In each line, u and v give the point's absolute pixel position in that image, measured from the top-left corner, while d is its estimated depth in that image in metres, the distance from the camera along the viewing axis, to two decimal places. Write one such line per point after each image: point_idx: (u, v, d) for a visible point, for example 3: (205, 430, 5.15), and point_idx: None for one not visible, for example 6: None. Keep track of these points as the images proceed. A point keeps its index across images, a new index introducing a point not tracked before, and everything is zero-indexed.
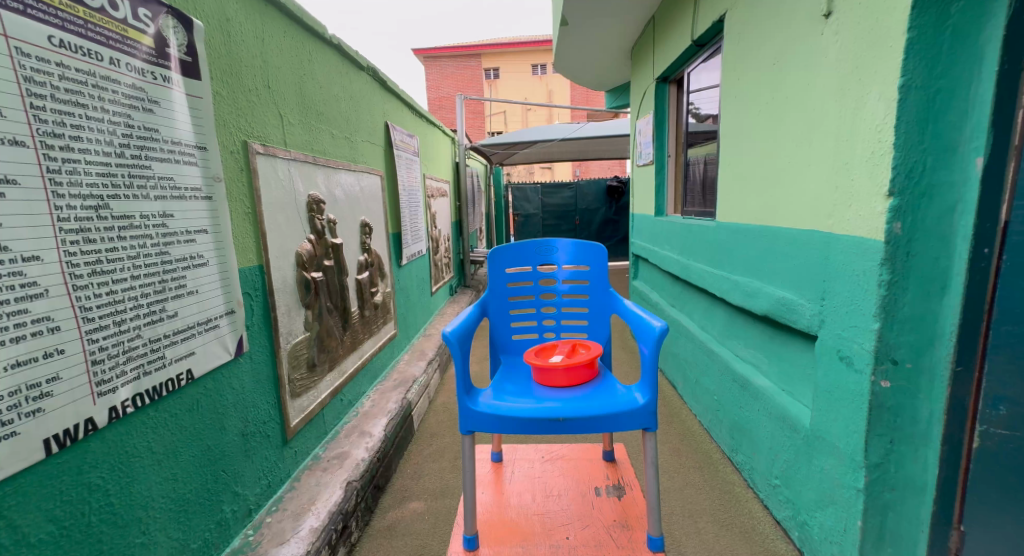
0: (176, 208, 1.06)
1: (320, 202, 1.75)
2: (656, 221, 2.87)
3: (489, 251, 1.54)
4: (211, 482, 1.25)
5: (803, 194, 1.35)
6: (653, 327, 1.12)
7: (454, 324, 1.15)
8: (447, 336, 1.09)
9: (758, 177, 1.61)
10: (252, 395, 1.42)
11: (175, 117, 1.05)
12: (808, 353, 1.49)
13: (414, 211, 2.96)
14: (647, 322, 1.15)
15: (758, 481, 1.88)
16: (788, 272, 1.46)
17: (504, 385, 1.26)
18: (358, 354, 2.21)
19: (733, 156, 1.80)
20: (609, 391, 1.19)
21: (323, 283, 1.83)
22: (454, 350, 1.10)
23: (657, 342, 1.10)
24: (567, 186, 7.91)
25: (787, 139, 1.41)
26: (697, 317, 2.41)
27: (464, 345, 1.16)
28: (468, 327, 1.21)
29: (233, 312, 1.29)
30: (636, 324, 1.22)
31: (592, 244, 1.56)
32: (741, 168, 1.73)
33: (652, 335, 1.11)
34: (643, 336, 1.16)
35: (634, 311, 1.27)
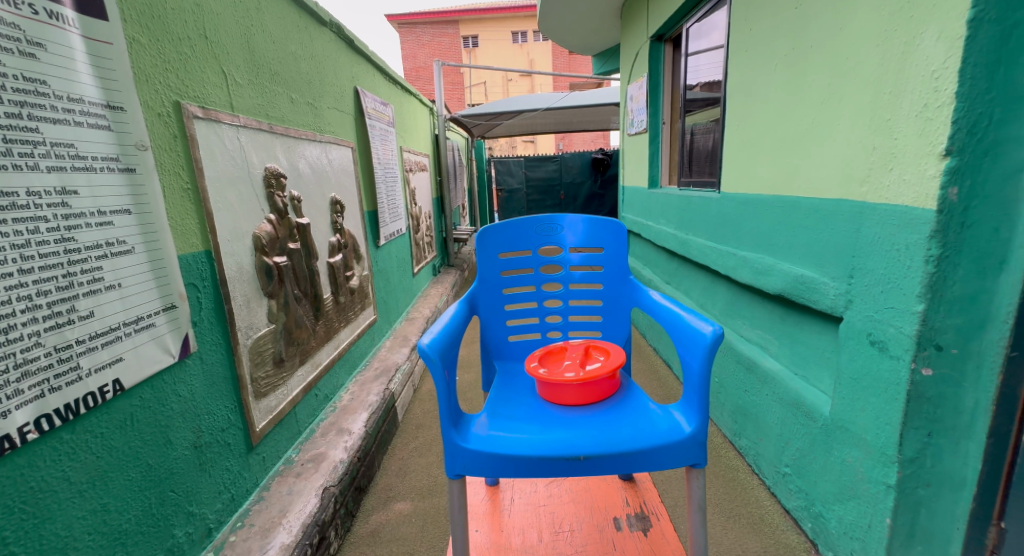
0: (83, 182, 0.87)
1: (280, 176, 1.53)
2: (650, 194, 2.71)
3: (479, 230, 1.37)
4: (155, 506, 1.12)
5: (828, 157, 1.19)
6: (702, 333, 0.95)
7: (435, 336, 0.97)
8: (426, 350, 0.91)
9: (771, 141, 1.44)
10: (204, 401, 1.27)
11: (72, 67, 0.84)
12: (828, 335, 1.34)
13: (392, 187, 2.75)
14: (692, 326, 0.98)
15: (764, 468, 1.77)
16: (808, 246, 1.30)
17: (507, 406, 1.10)
18: (333, 345, 2.02)
19: (741, 118, 1.62)
20: (640, 413, 1.02)
21: (289, 268, 1.63)
22: (437, 368, 0.92)
23: (705, 351, 0.93)
24: (551, 159, 7.68)
25: (811, 95, 1.24)
26: (696, 295, 2.26)
27: (449, 360, 0.97)
28: (453, 337, 1.03)
29: (172, 308, 1.11)
30: (671, 328, 1.05)
31: (608, 222, 1.39)
32: (750, 132, 1.56)
33: (700, 343, 0.94)
34: (687, 344, 0.98)
35: (668, 310, 1.09)
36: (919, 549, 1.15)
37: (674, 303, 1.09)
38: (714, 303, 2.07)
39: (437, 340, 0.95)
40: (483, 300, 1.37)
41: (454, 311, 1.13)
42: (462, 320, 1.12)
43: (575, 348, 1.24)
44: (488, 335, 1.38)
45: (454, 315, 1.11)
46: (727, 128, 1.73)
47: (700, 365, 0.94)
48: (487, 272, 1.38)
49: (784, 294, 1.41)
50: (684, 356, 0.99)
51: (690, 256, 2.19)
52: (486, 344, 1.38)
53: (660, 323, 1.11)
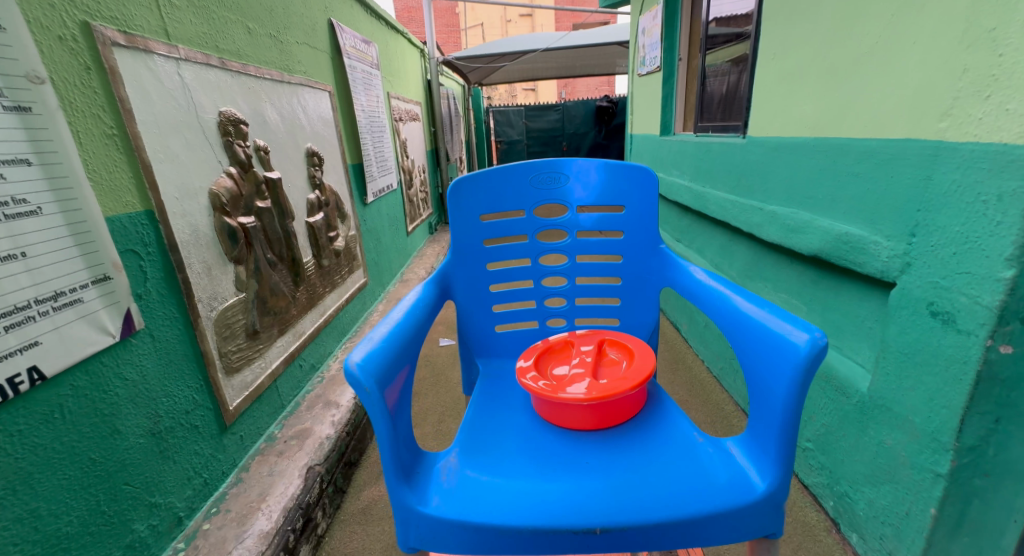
0: None
1: (238, 121, 1.32)
2: (663, 142, 2.47)
3: (453, 182, 1.18)
4: (107, 503, 1.00)
5: (895, 87, 0.98)
6: (791, 342, 0.74)
7: (371, 352, 0.76)
8: (354, 373, 0.71)
9: (818, 72, 1.22)
10: (160, 382, 1.12)
11: None
12: (875, 301, 1.15)
13: (379, 138, 2.52)
14: (775, 332, 0.77)
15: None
16: (857, 199, 1.11)
17: (493, 436, 0.93)
18: (318, 312, 1.86)
19: (779, 46, 1.39)
20: (695, 456, 0.84)
21: (257, 230, 1.43)
22: (370, 397, 0.72)
23: (797, 369, 0.72)
24: (553, 107, 7.30)
25: (877, 9, 1.02)
26: (710, 254, 2.07)
27: (395, 379, 0.77)
28: (403, 347, 0.82)
29: (106, 280, 0.95)
30: (744, 329, 0.83)
31: (637, 169, 1.18)
32: (791, 62, 1.33)
33: (790, 359, 0.74)
34: (771, 360, 0.77)
35: (727, 305, 0.88)
36: (966, 541, 1.02)
37: (740, 295, 0.88)
38: (731, 263, 1.88)
39: (374, 359, 0.75)
40: (467, 268, 1.20)
41: (407, 308, 0.91)
42: (418, 320, 0.90)
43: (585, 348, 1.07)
44: (472, 308, 1.22)
45: (406, 314, 0.89)
46: (759, 59, 1.50)
47: (789, 388, 0.74)
48: (473, 233, 1.20)
49: (822, 255, 1.23)
50: (760, 368, 0.79)
51: (707, 212, 1.99)
52: (474, 321, 1.23)
53: (717, 324, 0.90)
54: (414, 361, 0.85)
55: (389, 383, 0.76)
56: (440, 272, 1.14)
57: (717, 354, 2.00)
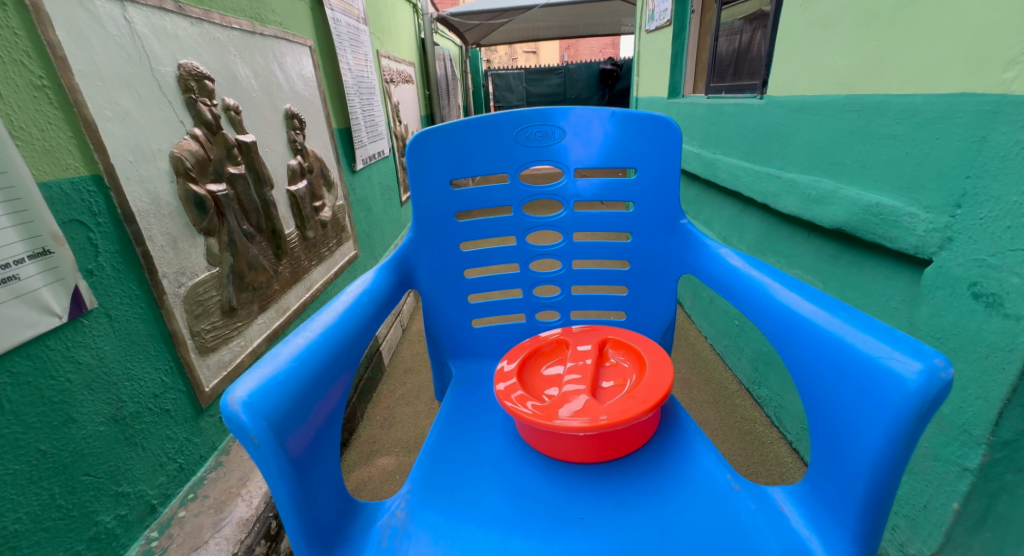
0: None
1: (201, 76, 1.19)
2: (671, 105, 2.32)
3: (414, 137, 1.06)
4: (62, 497, 0.92)
5: (951, 31, 0.85)
6: (895, 374, 0.58)
7: (263, 383, 0.60)
8: (232, 411, 0.56)
9: (857, 19, 1.09)
10: (121, 365, 1.02)
11: None
12: (905, 277, 1.02)
13: (368, 101, 2.37)
14: (868, 356, 0.61)
15: (787, 421, 1.45)
16: (894, 165, 0.99)
17: (464, 473, 0.83)
18: (304, 287, 1.75)
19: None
20: (740, 518, 0.73)
21: (230, 199, 1.31)
22: (255, 445, 0.57)
23: (898, 414, 0.57)
24: (555, 71, 7.03)
25: None
26: (718, 226, 1.95)
27: (298, 417, 0.62)
28: (316, 369, 0.67)
29: (46, 254, 0.84)
30: (823, 353, 0.67)
31: (659, 121, 1.05)
32: (824, 10, 1.20)
33: (895, 398, 0.57)
34: (868, 406, 0.61)
35: (790, 314, 0.73)
36: (988, 537, 0.93)
37: (807, 300, 0.72)
38: (740, 236, 1.76)
39: (267, 391, 0.60)
40: (437, 242, 1.11)
41: (330, 316, 0.76)
42: (346, 334, 0.75)
43: (580, 354, 0.98)
44: (440, 297, 1.13)
45: (331, 325, 0.74)
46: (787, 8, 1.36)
47: (884, 439, 0.59)
48: (439, 205, 1.10)
49: (846, 229, 1.11)
50: (838, 406, 0.65)
51: (716, 181, 1.86)
52: (444, 311, 1.14)
53: (773, 343, 0.75)
54: (336, 382, 0.70)
55: (291, 420, 0.61)
56: (398, 255, 1.04)
57: (722, 332, 1.90)
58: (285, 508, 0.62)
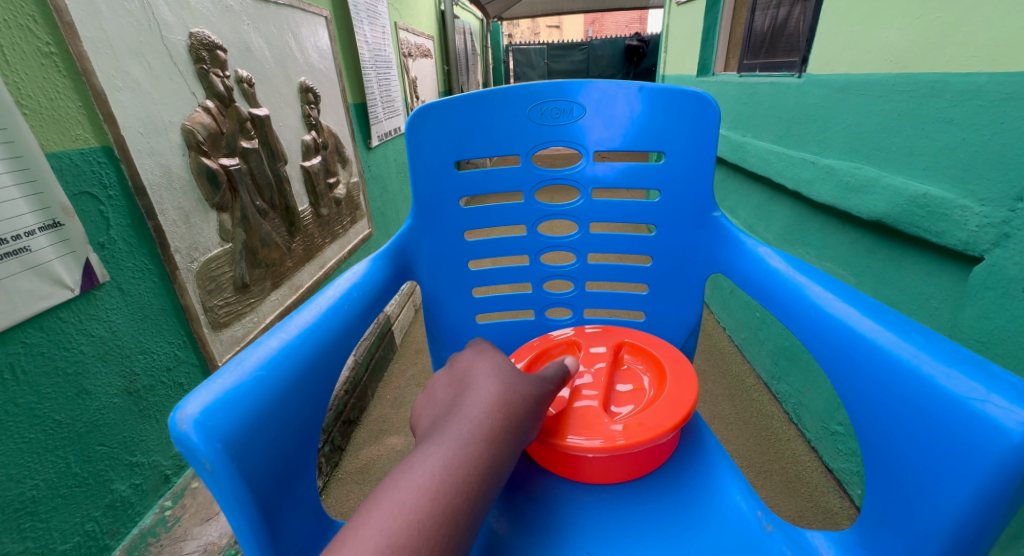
0: None
1: (214, 47, 1.16)
2: (700, 83, 2.24)
3: (413, 113, 1.01)
4: (77, 465, 0.93)
5: None
6: (987, 420, 0.51)
7: (219, 397, 0.56)
8: (178, 433, 0.53)
9: None
10: (134, 338, 1.03)
11: None
12: (953, 274, 0.96)
13: (386, 76, 2.33)
14: (954, 395, 0.54)
15: (806, 419, 1.41)
16: (947, 152, 0.94)
17: None
18: (318, 265, 1.75)
19: None
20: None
21: (243, 175, 1.29)
22: (207, 471, 0.53)
23: (1001, 472, 0.50)
24: (578, 47, 6.85)
25: None
26: (744, 212, 1.89)
27: (258, 434, 0.58)
28: (286, 377, 0.63)
29: (56, 226, 0.84)
30: (898, 387, 0.60)
31: (692, 97, 0.98)
32: None
33: (988, 450, 0.51)
34: (952, 453, 0.54)
35: (847, 330, 0.66)
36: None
37: (869, 318, 0.65)
38: (766, 225, 1.70)
39: (225, 409, 0.56)
40: (445, 225, 1.08)
41: (309, 315, 0.72)
42: (324, 335, 0.71)
43: (592, 357, 0.96)
44: (446, 288, 1.11)
45: (306, 328, 0.70)
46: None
47: (971, 498, 0.52)
48: (447, 190, 1.06)
49: (887, 220, 1.06)
50: (908, 445, 0.58)
51: (745, 165, 1.79)
52: (450, 305, 1.12)
53: (824, 363, 0.69)
54: (311, 391, 0.66)
55: (250, 442, 0.57)
56: (396, 244, 1.02)
57: (741, 323, 1.85)
58: (246, 543, 0.57)
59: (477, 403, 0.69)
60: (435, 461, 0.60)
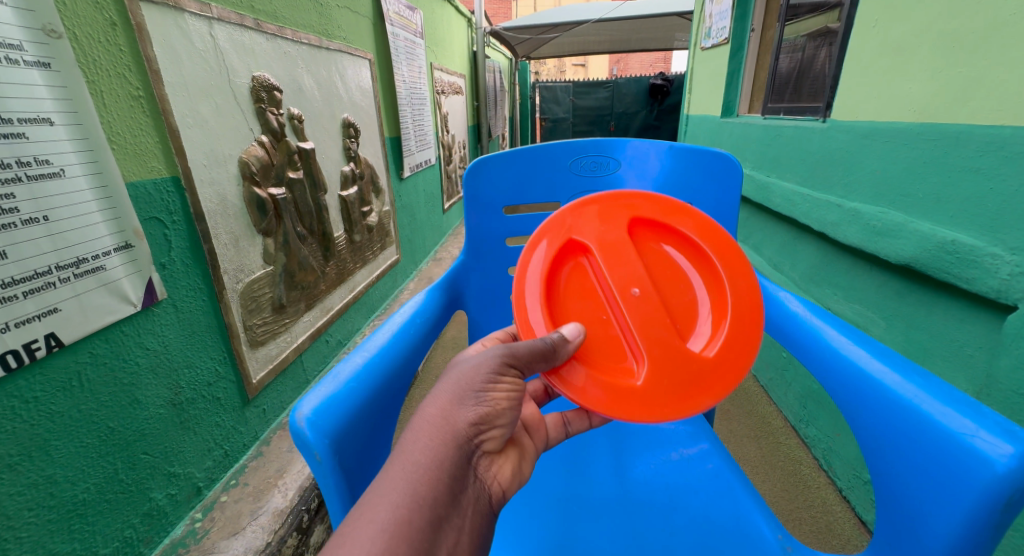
0: None
1: (272, 88, 1.27)
2: (724, 123, 2.32)
3: (472, 163, 1.09)
4: (123, 472, 0.98)
5: None
6: (978, 453, 0.55)
7: (326, 399, 0.62)
8: (297, 428, 0.59)
9: (941, 51, 1.07)
10: (182, 353, 1.09)
11: None
12: (987, 322, 0.98)
13: (420, 111, 2.45)
14: (947, 429, 0.58)
15: (837, 466, 1.40)
16: (974, 201, 0.98)
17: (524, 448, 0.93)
18: (348, 288, 1.82)
19: (888, 23, 1.24)
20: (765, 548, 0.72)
21: (288, 202, 1.39)
22: (317, 463, 0.59)
23: (985, 499, 0.54)
24: (602, 85, 7.04)
25: None
26: (768, 251, 1.92)
27: (358, 433, 0.64)
28: (378, 383, 0.69)
29: (128, 248, 0.92)
30: (897, 423, 0.63)
31: (719, 154, 1.04)
32: (903, 39, 1.18)
33: (976, 479, 0.54)
34: (943, 482, 0.57)
35: (856, 370, 0.69)
36: None
37: (878, 359, 0.69)
38: (792, 265, 1.73)
39: (331, 409, 0.62)
40: (487, 265, 1.13)
41: (387, 332, 0.77)
42: (405, 348, 0.76)
43: (623, 262, 0.76)
44: (486, 320, 1.16)
45: (392, 339, 0.75)
46: (857, 30, 1.36)
47: (962, 521, 0.55)
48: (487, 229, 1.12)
49: (915, 265, 1.09)
50: (909, 478, 0.61)
51: (769, 206, 1.84)
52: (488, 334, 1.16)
53: (837, 402, 0.72)
54: (394, 398, 0.72)
55: (351, 438, 0.62)
56: (449, 277, 1.06)
57: (767, 363, 1.85)
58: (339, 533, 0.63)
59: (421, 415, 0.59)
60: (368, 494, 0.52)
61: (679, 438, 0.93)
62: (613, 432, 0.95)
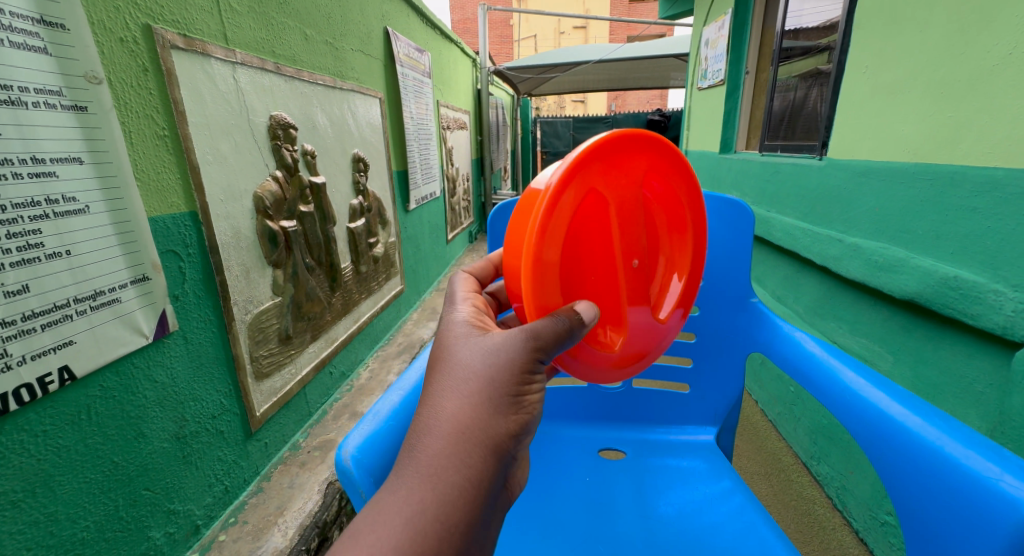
0: (16, 124, 0.71)
1: (288, 126, 1.32)
2: (723, 159, 2.38)
3: (496, 206, 1.08)
4: (124, 509, 0.97)
5: None
6: (1005, 495, 0.55)
7: (368, 437, 0.63)
8: (342, 467, 0.59)
9: (929, 96, 1.13)
10: (189, 386, 1.09)
11: None
12: (996, 359, 0.98)
13: (426, 146, 2.52)
14: (972, 472, 0.58)
15: (852, 506, 1.38)
16: (973, 238, 1.01)
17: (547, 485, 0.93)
18: (353, 319, 1.83)
19: (877, 69, 1.30)
20: None
21: (298, 234, 1.41)
22: (362, 501, 0.59)
23: (1013, 546, 0.54)
24: (601, 120, 7.22)
25: (1010, 28, 0.94)
26: (772, 285, 1.94)
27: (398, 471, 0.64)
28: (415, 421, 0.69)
29: (144, 281, 0.93)
30: (922, 466, 0.63)
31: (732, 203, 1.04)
32: (893, 84, 1.24)
33: (1007, 521, 0.54)
34: (970, 526, 0.58)
35: (877, 413, 0.70)
36: None
37: (898, 402, 0.69)
38: (795, 298, 1.74)
39: (375, 445, 0.62)
40: None
41: (418, 370, 0.77)
42: None
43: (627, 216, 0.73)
44: None
45: (424, 375, 0.76)
46: (848, 74, 1.42)
47: None
48: None
49: (920, 300, 1.11)
50: (940, 520, 0.61)
51: (771, 241, 1.87)
52: None
53: (860, 444, 0.72)
54: None
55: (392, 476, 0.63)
56: None
57: (775, 399, 1.84)
58: None
59: (440, 423, 0.56)
60: (391, 511, 0.50)
61: (700, 477, 0.94)
62: (636, 471, 0.96)
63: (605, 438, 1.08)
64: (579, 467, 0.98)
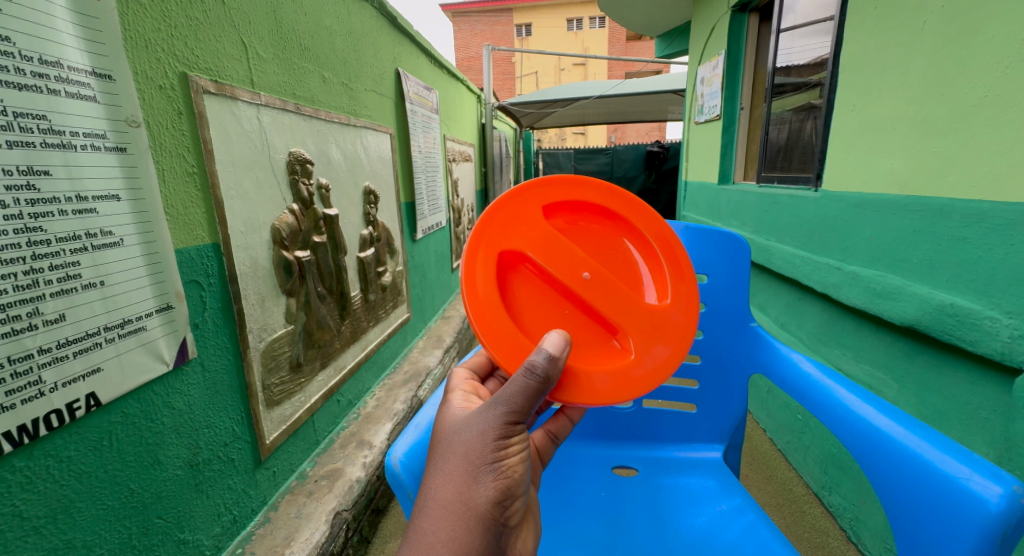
0: (65, 164, 0.77)
1: (305, 161, 1.39)
2: (721, 190, 2.44)
3: None
4: (136, 538, 0.97)
5: (1014, 146, 0.95)
6: (975, 494, 0.58)
7: (413, 448, 0.75)
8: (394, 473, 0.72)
9: (914, 133, 1.19)
10: (204, 412, 1.12)
11: (55, 25, 0.75)
12: (997, 386, 1.01)
13: (433, 178, 2.60)
14: (945, 472, 0.62)
15: (866, 536, 1.38)
16: (966, 267, 1.05)
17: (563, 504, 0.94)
18: (360, 346, 1.86)
19: (864, 108, 1.37)
20: None
21: (311, 264, 1.46)
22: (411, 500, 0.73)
23: (983, 539, 0.57)
24: (601, 151, 7.37)
25: (987, 73, 1.01)
26: (774, 312, 1.97)
27: None
28: None
29: (168, 309, 0.97)
30: (904, 471, 0.66)
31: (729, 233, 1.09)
32: (880, 122, 1.31)
33: (975, 517, 0.58)
34: (947, 523, 0.61)
35: (863, 422, 0.73)
36: None
37: (883, 413, 0.72)
38: (798, 325, 1.77)
39: (418, 454, 0.75)
40: None
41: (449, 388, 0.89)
42: None
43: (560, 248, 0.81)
44: None
45: None
46: (838, 111, 1.49)
47: None
48: None
49: (919, 327, 1.14)
50: (922, 521, 0.64)
51: (772, 269, 1.91)
52: None
53: (851, 452, 0.75)
54: None
55: None
56: None
57: (784, 427, 1.85)
58: None
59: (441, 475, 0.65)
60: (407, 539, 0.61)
61: (711, 495, 0.95)
62: (648, 489, 0.98)
63: (618, 456, 1.09)
64: (593, 483, 1.00)
